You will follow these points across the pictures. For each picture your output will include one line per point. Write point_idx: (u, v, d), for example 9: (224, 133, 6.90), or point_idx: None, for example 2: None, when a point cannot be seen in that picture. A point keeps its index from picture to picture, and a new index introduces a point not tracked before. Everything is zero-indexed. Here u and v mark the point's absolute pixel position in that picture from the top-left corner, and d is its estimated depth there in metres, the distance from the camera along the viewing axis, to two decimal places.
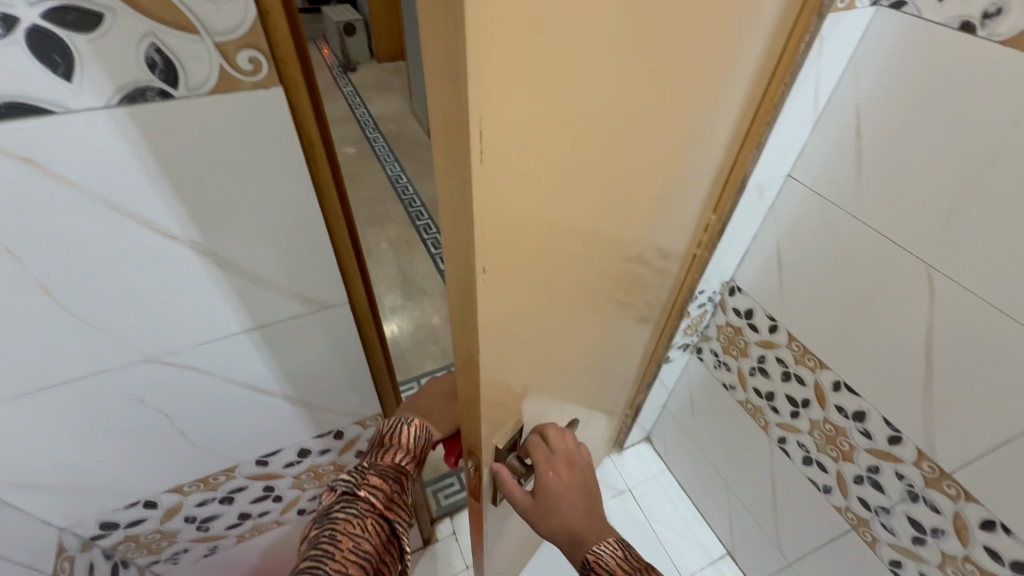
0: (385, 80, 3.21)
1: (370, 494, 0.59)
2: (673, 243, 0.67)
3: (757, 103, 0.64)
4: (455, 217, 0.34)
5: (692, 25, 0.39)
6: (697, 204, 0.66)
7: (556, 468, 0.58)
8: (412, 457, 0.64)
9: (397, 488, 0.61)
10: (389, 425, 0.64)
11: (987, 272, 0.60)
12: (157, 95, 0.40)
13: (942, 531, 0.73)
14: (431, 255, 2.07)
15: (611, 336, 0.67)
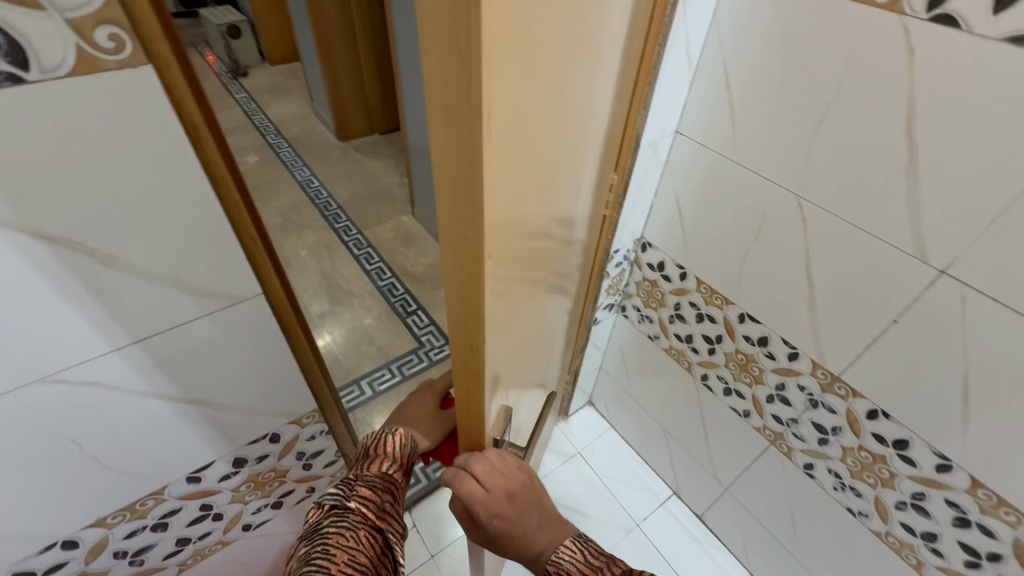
0: (280, 83, 3.06)
1: (360, 504, 0.59)
2: (579, 211, 0.71)
3: (636, 65, 0.68)
4: (459, 209, 0.33)
5: (581, 14, 0.44)
6: (593, 169, 0.69)
7: (501, 510, 0.56)
8: (399, 466, 0.64)
9: (387, 498, 0.61)
10: (373, 437, 0.65)
11: (847, 196, 0.68)
12: (5, 80, 0.35)
13: (840, 429, 0.84)
14: (355, 257, 2.02)
15: (541, 311, 0.72)
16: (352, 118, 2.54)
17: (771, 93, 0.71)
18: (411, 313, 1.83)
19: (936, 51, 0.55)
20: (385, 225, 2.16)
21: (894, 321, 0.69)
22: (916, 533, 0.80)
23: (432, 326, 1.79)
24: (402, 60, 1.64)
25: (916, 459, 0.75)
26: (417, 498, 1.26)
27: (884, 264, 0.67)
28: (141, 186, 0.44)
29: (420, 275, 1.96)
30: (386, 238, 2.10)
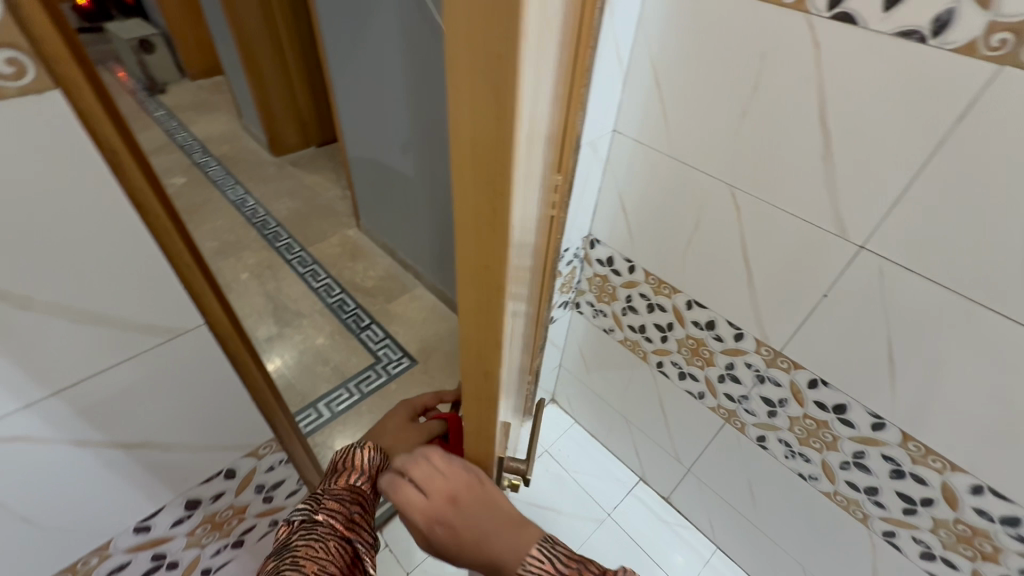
0: (203, 98, 2.90)
1: (328, 517, 0.57)
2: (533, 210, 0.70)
3: (573, 64, 0.69)
4: (484, 239, 0.31)
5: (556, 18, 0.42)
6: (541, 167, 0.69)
7: (439, 518, 0.51)
8: (370, 477, 0.62)
9: (356, 510, 0.59)
10: (342, 451, 0.63)
11: (773, 183, 0.73)
12: None
13: (785, 400, 0.89)
14: (301, 275, 1.95)
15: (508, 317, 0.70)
16: (285, 131, 2.45)
17: (698, 91, 0.75)
18: (364, 328, 1.78)
19: (839, 47, 0.60)
20: (329, 240, 2.10)
21: (823, 296, 0.75)
22: (859, 488, 0.86)
23: (388, 340, 1.75)
24: (333, 70, 1.60)
25: (854, 420, 0.81)
26: (387, 517, 1.23)
27: (812, 244, 0.72)
28: (57, 222, 0.41)
29: (371, 289, 1.91)
30: (332, 254, 2.04)
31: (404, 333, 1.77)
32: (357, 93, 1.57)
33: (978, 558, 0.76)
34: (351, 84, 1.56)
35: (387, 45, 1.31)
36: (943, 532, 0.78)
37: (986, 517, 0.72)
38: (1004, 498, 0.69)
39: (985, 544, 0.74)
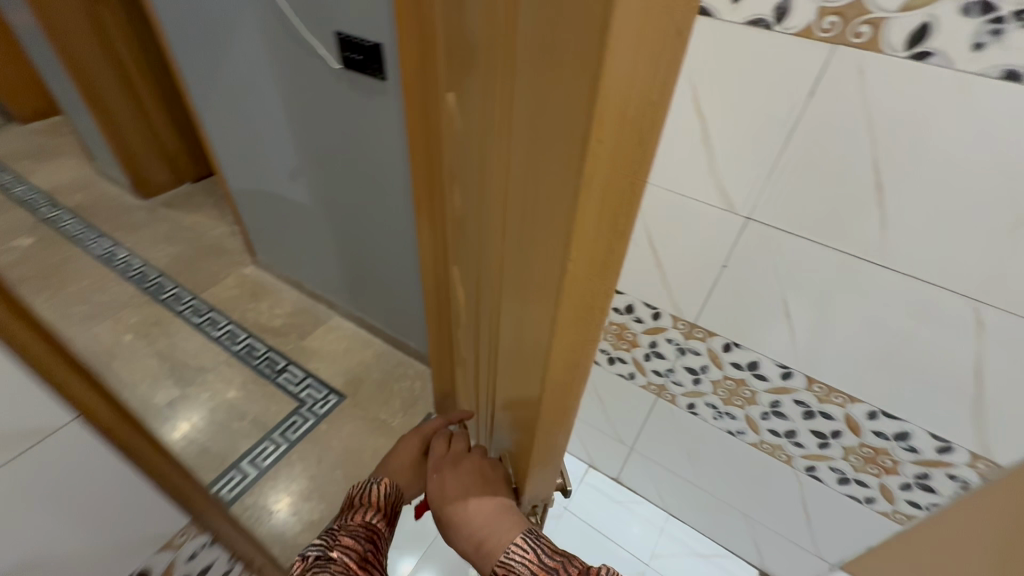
0: (42, 142, 2.52)
1: (343, 552, 0.69)
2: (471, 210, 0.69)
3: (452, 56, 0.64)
4: (603, 247, 0.34)
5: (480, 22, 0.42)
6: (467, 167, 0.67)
7: (443, 472, 0.75)
8: (380, 514, 0.77)
9: (367, 547, 0.72)
10: (360, 488, 0.78)
11: (664, 169, 0.77)
12: None
13: (706, 367, 0.95)
14: (197, 325, 1.76)
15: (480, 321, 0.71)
16: (151, 170, 2.20)
17: None
18: (281, 371, 1.65)
19: (700, 37, 0.64)
20: (225, 282, 1.91)
21: (723, 267, 0.81)
22: (780, 434, 0.95)
23: (309, 379, 1.64)
24: (195, 99, 1.45)
25: (766, 374, 0.88)
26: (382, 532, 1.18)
27: (706, 221, 0.78)
28: None
29: (282, 328, 1.78)
30: (230, 297, 1.86)
31: (327, 369, 1.67)
32: (230, 122, 1.44)
33: (882, 474, 0.87)
34: (221, 112, 1.43)
35: (255, 67, 1.22)
36: (853, 458, 0.88)
37: (884, 437, 0.82)
38: (894, 418, 0.79)
39: (886, 461, 0.84)
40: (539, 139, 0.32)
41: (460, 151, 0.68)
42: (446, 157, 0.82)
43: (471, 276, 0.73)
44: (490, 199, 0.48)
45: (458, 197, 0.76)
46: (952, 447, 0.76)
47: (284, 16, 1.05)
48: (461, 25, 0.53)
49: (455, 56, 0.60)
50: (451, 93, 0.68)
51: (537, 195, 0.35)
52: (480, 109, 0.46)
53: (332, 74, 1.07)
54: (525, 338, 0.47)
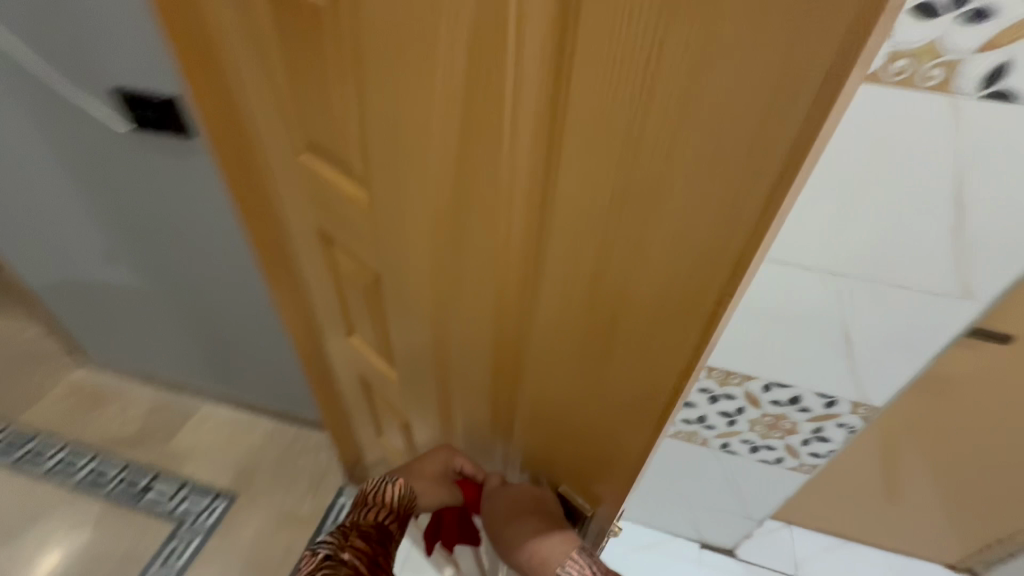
0: None
1: (355, 555, 0.57)
2: (387, 265, 0.59)
3: (298, 102, 0.53)
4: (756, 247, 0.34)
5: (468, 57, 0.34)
6: (361, 223, 0.58)
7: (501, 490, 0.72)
8: (395, 516, 0.65)
9: (381, 552, 0.60)
10: (373, 486, 0.66)
11: None
12: None
13: None
14: (15, 461, 1.41)
15: (456, 372, 0.65)
16: None
17: None
18: (145, 490, 1.36)
19: None
20: (48, 396, 1.55)
21: None
22: (692, 421, 0.97)
23: (185, 489, 1.37)
24: None
25: None
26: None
27: None
28: None
29: (138, 434, 1.48)
30: (59, 413, 1.51)
31: (206, 470, 1.41)
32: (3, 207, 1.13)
33: (785, 435, 0.93)
34: None
35: (18, 140, 0.97)
36: (758, 427, 0.93)
37: (781, 405, 0.87)
38: (784, 386, 0.84)
39: (787, 424, 0.90)
40: (667, 196, 0.33)
41: (368, 227, 0.57)
42: (310, 226, 0.68)
43: (421, 340, 0.65)
44: (528, 254, 0.45)
45: (368, 269, 0.64)
46: (836, 400, 0.82)
47: (39, 77, 0.84)
48: (359, 88, 0.44)
49: (345, 121, 0.49)
50: (334, 165, 0.56)
51: (661, 246, 0.35)
52: (474, 179, 0.42)
53: (124, 138, 0.88)
54: (618, 376, 0.47)
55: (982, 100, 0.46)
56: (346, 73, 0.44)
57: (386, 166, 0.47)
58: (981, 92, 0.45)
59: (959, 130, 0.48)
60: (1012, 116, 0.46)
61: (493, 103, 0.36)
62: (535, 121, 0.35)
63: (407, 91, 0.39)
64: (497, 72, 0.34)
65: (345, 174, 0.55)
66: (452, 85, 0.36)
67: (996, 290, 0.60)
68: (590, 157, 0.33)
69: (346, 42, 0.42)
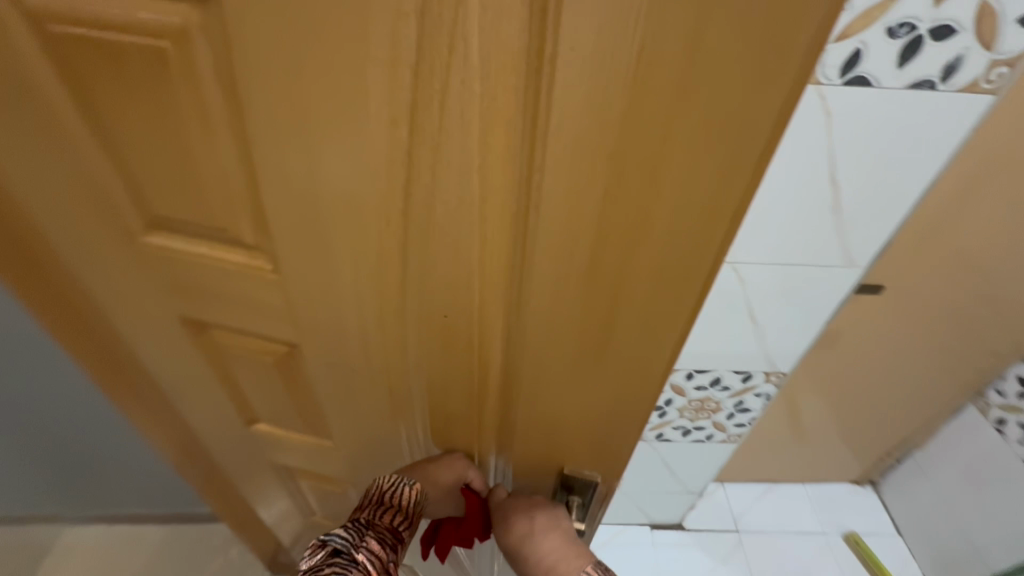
0: None
1: (368, 560, 0.45)
2: (279, 342, 0.48)
3: (89, 178, 0.38)
4: None
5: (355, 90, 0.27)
6: (230, 305, 0.45)
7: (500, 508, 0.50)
8: (411, 521, 0.51)
9: (396, 560, 0.48)
10: (389, 481, 0.51)
11: None
12: None
13: None
14: None
15: (389, 440, 0.56)
16: None
17: None
18: None
19: None
20: None
21: None
22: None
23: None
24: None
25: None
26: None
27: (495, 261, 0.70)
28: None
29: None
30: None
31: None
32: None
33: (712, 414, 0.97)
34: None
35: None
36: (686, 412, 0.96)
37: (704, 388, 0.90)
38: (704, 370, 0.87)
39: (712, 404, 0.94)
40: (659, 203, 0.28)
41: (272, 304, 0.43)
42: (171, 320, 0.50)
43: (336, 418, 0.55)
44: (492, 301, 0.37)
45: (275, 353, 0.49)
46: (750, 374, 0.87)
47: None
48: (242, 132, 0.31)
49: (216, 181, 0.35)
50: (202, 237, 0.40)
51: (649, 261, 0.30)
52: (427, 219, 0.32)
53: None
54: (601, 402, 0.41)
55: (843, 84, 0.48)
56: (213, 117, 0.32)
57: (296, 227, 0.35)
58: (843, 78, 0.48)
59: (828, 115, 0.51)
60: (870, 98, 0.49)
61: (449, 124, 0.28)
62: (504, 138, 0.28)
63: (321, 126, 0.29)
64: (410, 101, 0.27)
65: (225, 246, 0.40)
66: (390, 112, 0.27)
67: (870, 254, 0.66)
68: (578, 173, 0.27)
69: (211, 75, 0.29)
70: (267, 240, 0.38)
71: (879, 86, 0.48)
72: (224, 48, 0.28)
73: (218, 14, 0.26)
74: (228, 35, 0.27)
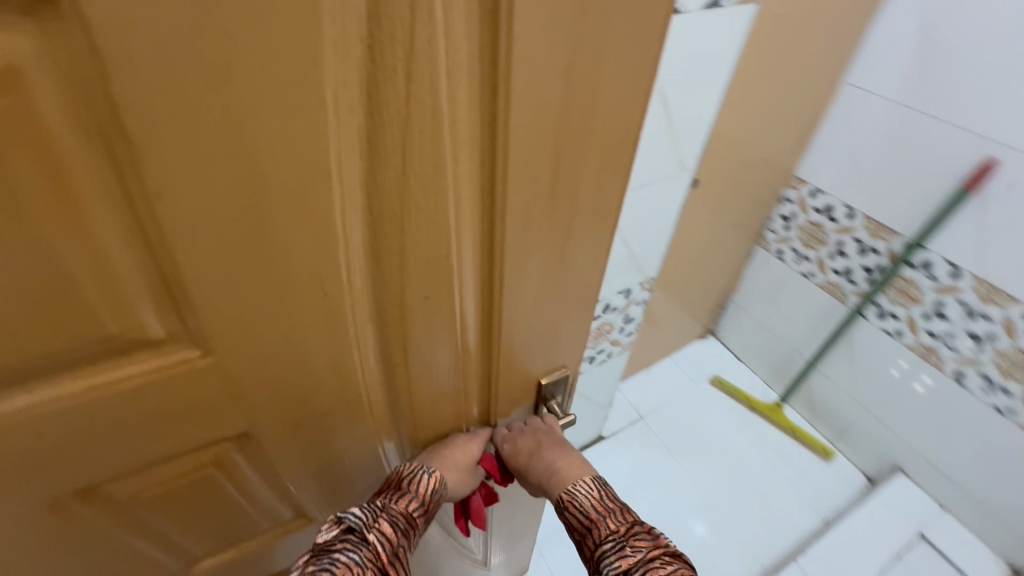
0: None
1: (379, 542, 0.46)
2: (213, 442, 0.38)
3: None
4: None
5: (297, 76, 0.22)
6: (132, 437, 0.33)
7: (512, 439, 0.54)
8: (425, 506, 0.51)
9: (404, 543, 0.48)
10: (409, 469, 0.49)
11: None
12: None
13: None
14: None
15: (371, 475, 0.51)
16: None
17: None
18: None
19: None
20: None
21: None
22: None
23: None
24: None
25: None
26: None
27: None
28: None
29: None
30: None
31: None
32: None
33: (608, 334, 1.08)
34: None
35: None
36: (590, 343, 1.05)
37: (599, 316, 1.00)
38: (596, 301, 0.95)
39: (607, 326, 1.04)
40: (595, 108, 0.29)
41: (208, 397, 0.34)
42: (31, 513, 0.34)
43: (305, 488, 0.48)
44: (461, 270, 0.34)
45: (216, 457, 0.40)
46: (630, 289, 0.99)
47: None
48: (137, 185, 0.23)
49: (90, 273, 0.25)
50: (70, 365, 0.28)
51: (592, 166, 0.32)
52: (400, 205, 0.28)
53: None
54: (566, 311, 0.43)
55: None
56: (76, 183, 0.22)
57: (230, 279, 0.28)
58: None
59: None
60: (679, 24, 0.57)
61: (416, 91, 0.24)
62: (468, 95, 0.25)
63: (263, 136, 0.23)
64: (369, 77, 0.23)
65: (118, 357, 0.29)
66: (348, 94, 0.23)
67: (695, 156, 0.78)
68: (537, 96, 0.26)
69: (69, 121, 0.20)
70: (185, 322, 0.29)
71: (684, 11, 0.56)
72: (97, 75, 0.19)
73: (79, 26, 0.18)
74: (100, 47, 0.19)
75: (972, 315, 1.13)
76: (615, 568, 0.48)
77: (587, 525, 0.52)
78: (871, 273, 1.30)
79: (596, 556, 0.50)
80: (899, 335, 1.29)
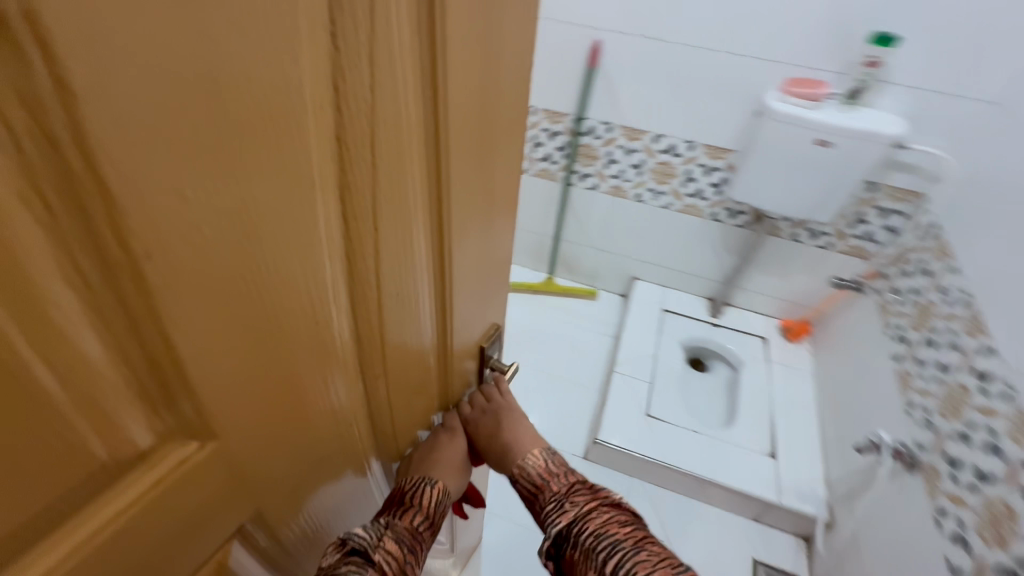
0: None
1: (385, 562, 0.45)
2: (215, 547, 0.33)
3: None
4: None
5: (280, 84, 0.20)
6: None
7: (474, 425, 0.58)
8: (430, 520, 0.51)
9: (411, 560, 0.48)
10: (410, 483, 0.51)
11: None
12: None
13: None
14: None
15: (361, 500, 0.50)
16: None
17: None
18: None
19: None
20: None
21: None
22: None
23: None
24: None
25: None
26: None
27: None
28: None
29: None
30: None
31: None
32: None
33: None
34: None
35: None
36: None
37: None
38: None
39: None
40: (503, 65, 0.32)
41: (209, 495, 0.30)
42: None
43: (305, 546, 0.45)
44: (418, 256, 0.35)
45: (221, 564, 0.35)
46: None
47: None
48: (119, 254, 0.19)
49: (69, 394, 0.20)
50: (48, 528, 0.22)
51: (505, 121, 0.36)
52: (371, 199, 0.28)
53: None
54: (494, 268, 0.47)
55: None
56: (45, 291, 0.18)
57: (223, 343, 0.25)
58: None
59: None
60: None
61: (379, 77, 0.24)
62: (418, 71, 0.26)
63: (247, 162, 0.21)
64: (338, 68, 0.22)
65: (104, 495, 0.24)
66: (320, 92, 0.22)
67: None
68: (469, 60, 0.28)
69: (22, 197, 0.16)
70: (170, 413, 0.25)
71: None
72: (69, 128, 0.15)
73: (43, 68, 0.14)
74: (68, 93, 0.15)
75: (628, 153, 1.59)
76: (557, 523, 0.54)
77: (535, 491, 0.59)
78: (562, 150, 1.66)
79: (543, 516, 0.57)
80: (597, 188, 1.71)
